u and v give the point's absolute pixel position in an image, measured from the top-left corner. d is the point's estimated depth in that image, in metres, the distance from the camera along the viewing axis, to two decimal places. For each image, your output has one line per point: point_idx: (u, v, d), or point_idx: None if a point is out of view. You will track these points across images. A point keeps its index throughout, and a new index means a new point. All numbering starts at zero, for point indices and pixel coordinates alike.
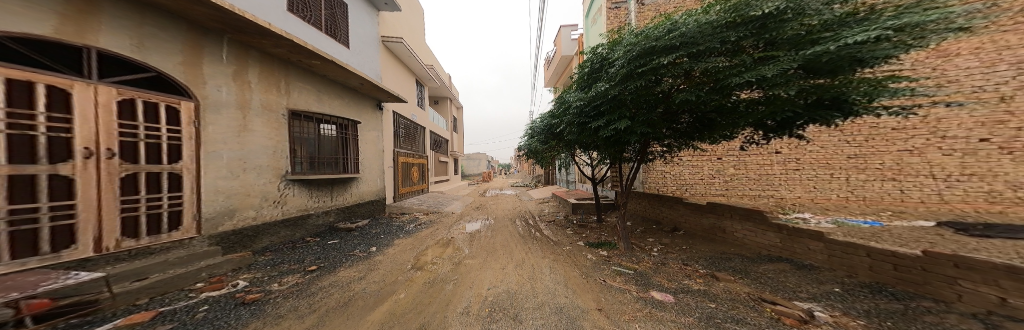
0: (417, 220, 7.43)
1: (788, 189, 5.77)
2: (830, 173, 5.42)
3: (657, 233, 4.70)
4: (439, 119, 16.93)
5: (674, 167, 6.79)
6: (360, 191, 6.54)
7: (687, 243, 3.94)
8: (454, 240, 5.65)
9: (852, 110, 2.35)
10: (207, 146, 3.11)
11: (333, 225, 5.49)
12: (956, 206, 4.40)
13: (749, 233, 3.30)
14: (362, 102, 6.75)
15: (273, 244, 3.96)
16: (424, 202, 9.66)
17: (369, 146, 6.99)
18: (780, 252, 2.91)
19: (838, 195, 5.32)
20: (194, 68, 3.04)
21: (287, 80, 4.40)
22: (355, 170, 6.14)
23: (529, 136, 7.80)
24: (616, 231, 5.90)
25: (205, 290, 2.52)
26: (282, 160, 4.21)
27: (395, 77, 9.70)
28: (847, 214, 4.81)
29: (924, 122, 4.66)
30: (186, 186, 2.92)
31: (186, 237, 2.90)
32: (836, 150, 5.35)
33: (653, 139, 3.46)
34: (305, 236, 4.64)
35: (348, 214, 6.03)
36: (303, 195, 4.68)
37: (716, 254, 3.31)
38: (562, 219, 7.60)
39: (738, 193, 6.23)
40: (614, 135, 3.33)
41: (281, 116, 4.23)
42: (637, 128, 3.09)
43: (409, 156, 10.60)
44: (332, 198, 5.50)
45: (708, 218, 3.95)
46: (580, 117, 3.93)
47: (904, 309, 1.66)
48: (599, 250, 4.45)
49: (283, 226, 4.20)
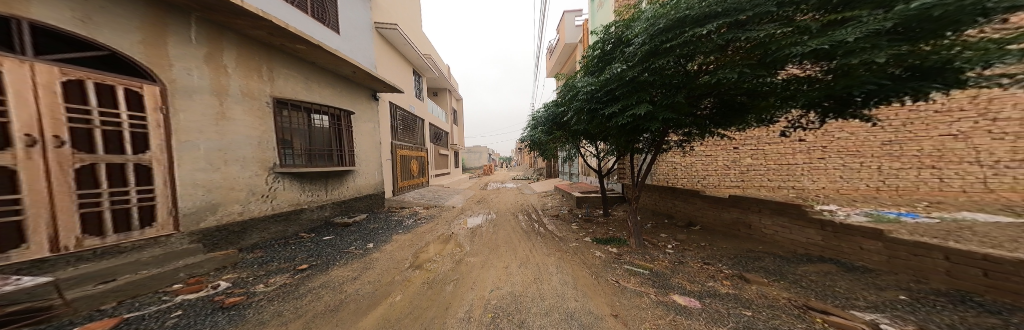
0: (417, 215, 7.24)
1: (811, 179, 5.36)
2: (860, 162, 4.98)
3: (670, 228, 4.41)
4: (438, 111, 16.61)
5: (687, 158, 6.40)
6: (356, 183, 6.35)
7: (706, 238, 3.65)
8: (455, 236, 5.42)
9: (960, 80, 1.80)
10: (180, 134, 2.87)
11: (328, 221, 5.31)
12: (1003, 195, 4.03)
13: (782, 229, 3.02)
14: (356, 93, 6.49)
15: (262, 241, 3.76)
16: (424, 196, 9.47)
17: (365, 138, 6.77)
18: (826, 250, 2.61)
19: (867, 185, 4.92)
20: (156, 48, 2.76)
21: (269, 66, 4.12)
22: (349, 163, 5.93)
23: (532, 127, 7.48)
24: (624, 225, 5.63)
25: (181, 293, 2.29)
26: (270, 152, 3.96)
27: (391, 67, 9.39)
28: (878, 205, 4.42)
29: (974, 103, 4.24)
30: (157, 179, 2.69)
31: (162, 234, 2.71)
32: (869, 137, 4.89)
33: (673, 127, 3.11)
34: (298, 232, 4.46)
35: (343, 209, 5.85)
36: (295, 189, 4.50)
37: (738, 253, 3.02)
38: (566, 214, 7.33)
39: (755, 184, 5.81)
40: (631, 122, 2.98)
41: (265, 105, 3.99)
42: (658, 114, 2.73)
43: (407, 149, 10.34)
44: (325, 191, 5.25)
45: (731, 212, 3.63)
46: (591, 104, 3.58)
47: (1005, 326, 1.34)
48: (608, 247, 4.18)
49: (274, 221, 4.00)
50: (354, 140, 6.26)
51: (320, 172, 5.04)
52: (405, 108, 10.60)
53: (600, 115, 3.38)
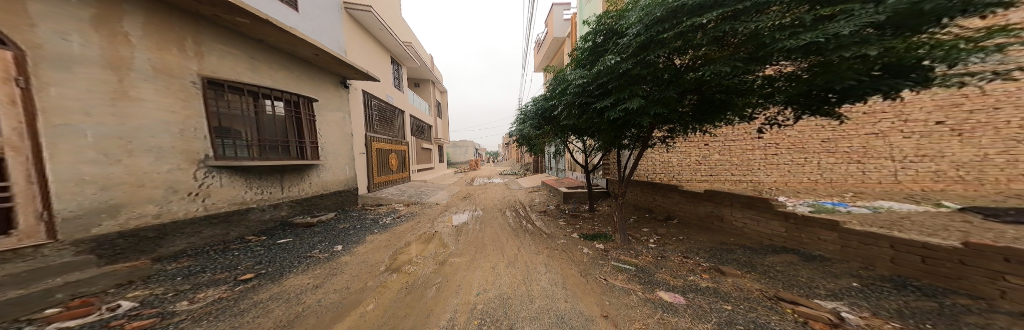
0: (395, 213, 6.73)
1: (766, 174, 5.89)
2: (805, 158, 5.57)
3: (652, 223, 4.59)
4: (421, 102, 15.73)
5: (664, 155, 6.70)
6: (320, 178, 5.71)
7: (686, 231, 3.89)
8: (439, 235, 5.13)
9: (926, 77, 1.98)
10: (51, 116, 2.40)
11: (282, 223, 4.73)
12: (908, 185, 4.88)
13: (750, 221, 3.30)
14: (320, 77, 5.79)
15: (195, 247, 3.45)
16: (404, 192, 8.90)
17: (332, 129, 6.10)
18: (786, 241, 2.90)
19: (808, 178, 5.55)
20: (7, 3, 2.25)
21: (194, 38, 3.61)
22: (313, 156, 5.44)
23: (520, 121, 7.34)
24: (609, 220, 5.78)
25: (56, 320, 1.83)
26: (199, 142, 3.60)
27: (366, 53, 8.61)
28: (815, 196, 4.99)
29: (893, 106, 4.99)
30: (16, 174, 2.24)
31: (28, 243, 2.27)
32: (812, 135, 5.49)
33: (660, 123, 3.19)
34: (244, 235, 4.06)
35: (304, 208, 5.24)
36: (236, 185, 4.01)
37: (714, 246, 3.22)
38: (553, 209, 7.36)
39: (720, 178, 6.29)
40: (622, 117, 3.00)
41: (192, 85, 3.58)
42: (648, 109, 2.78)
43: (386, 142, 9.65)
44: (279, 187, 4.73)
45: (706, 206, 3.92)
46: (582, 97, 3.55)
47: (939, 308, 1.54)
48: (594, 243, 4.24)
49: (208, 224, 3.63)
50: (317, 130, 5.62)
51: (270, 166, 4.51)
52: (383, 99, 9.82)
53: (592, 108, 3.40)
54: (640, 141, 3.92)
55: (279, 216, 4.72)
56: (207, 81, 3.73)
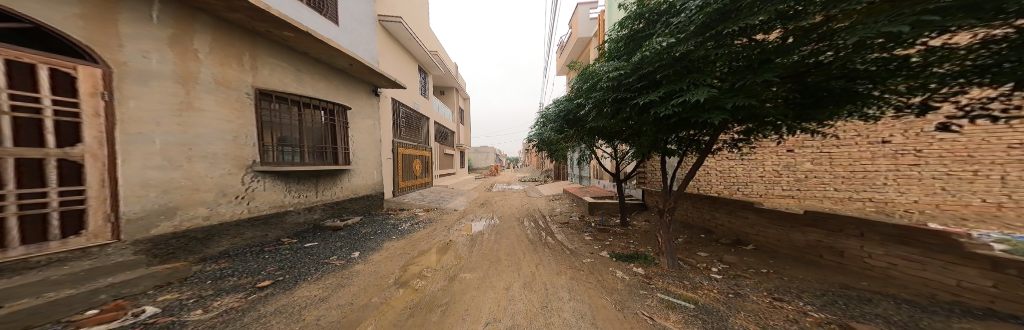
0: (415, 218, 6.73)
1: (898, 191, 4.28)
2: (972, 169, 3.81)
3: (711, 247, 3.61)
4: (445, 109, 16.34)
5: (726, 164, 5.79)
6: (350, 182, 5.97)
7: (778, 262, 2.87)
8: (453, 245, 4.83)
9: None
10: (127, 127, 2.62)
11: (313, 226, 4.94)
12: None
13: (902, 264, 2.24)
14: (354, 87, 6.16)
15: (235, 249, 3.56)
16: (426, 197, 9.01)
17: (363, 136, 6.41)
18: (997, 301, 1.74)
19: (982, 200, 3.73)
20: (104, 26, 2.54)
21: (253, 54, 3.95)
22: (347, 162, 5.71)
23: (540, 124, 6.79)
24: (646, 238, 4.84)
25: (87, 324, 1.77)
26: (248, 149, 3.83)
27: (396, 62, 9.17)
28: (1001, 227, 3.38)
29: None
30: (91, 179, 2.41)
31: (94, 243, 2.42)
32: (983, 137, 3.75)
33: (732, 122, 2.39)
34: (280, 237, 4.23)
35: (332, 212, 5.48)
36: (278, 189, 4.26)
37: (831, 289, 2.21)
38: (577, 221, 6.58)
39: (815, 195, 4.97)
40: (681, 113, 2.26)
41: (248, 97, 3.88)
42: (723, 102, 2.01)
43: (410, 148, 9.96)
44: (315, 191, 4.98)
45: (808, 233, 2.91)
46: (617, 93, 2.86)
47: None
48: (631, 266, 3.45)
49: (250, 225, 3.80)
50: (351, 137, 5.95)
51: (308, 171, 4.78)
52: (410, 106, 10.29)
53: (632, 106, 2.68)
54: (697, 145, 3.11)
55: (313, 218, 4.98)
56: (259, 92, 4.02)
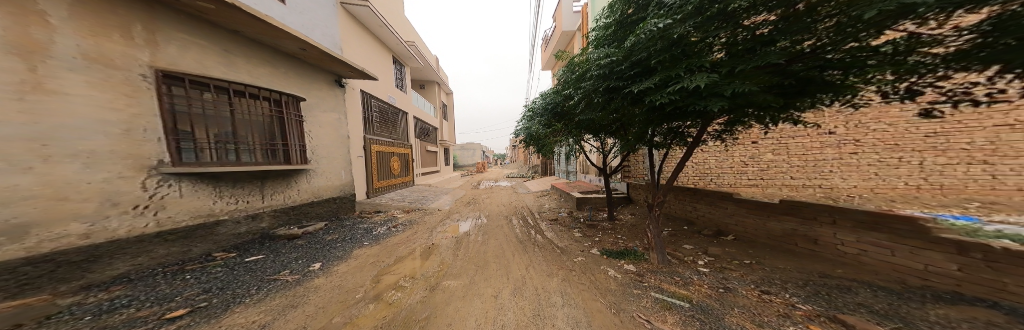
0: (393, 221, 7.35)
1: (842, 177, 5.01)
2: (897, 156, 4.58)
3: (693, 237, 3.92)
4: (421, 100, 15.88)
5: (699, 156, 6.31)
6: (297, 185, 5.95)
7: (756, 251, 3.17)
8: (437, 248, 5.25)
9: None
10: None
11: (257, 237, 4.78)
12: None
13: (871, 248, 2.57)
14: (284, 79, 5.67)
15: (143, 268, 3.14)
16: (407, 198, 9.73)
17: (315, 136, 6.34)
18: (963, 284, 2.02)
19: (906, 183, 4.50)
20: None
21: (146, 27, 3.38)
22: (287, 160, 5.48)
23: (527, 118, 6.86)
24: (635, 232, 5.17)
25: None
26: (146, 144, 3.26)
27: (363, 51, 8.60)
28: (922, 206, 3.99)
29: None
30: None
31: None
32: (905, 126, 4.50)
33: (721, 113, 2.40)
34: (211, 251, 3.97)
35: (277, 220, 5.42)
36: (200, 196, 3.87)
37: (797, 278, 2.35)
38: (565, 217, 6.99)
39: (778, 183, 5.57)
40: (677, 102, 2.22)
41: (144, 81, 3.30)
42: (721, 88, 1.97)
43: (381, 144, 10.18)
44: (252, 192, 4.73)
45: (782, 221, 3.31)
46: (610, 81, 2.81)
47: None
48: (622, 264, 3.65)
49: (158, 241, 3.33)
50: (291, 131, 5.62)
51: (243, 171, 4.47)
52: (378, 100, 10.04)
53: (627, 95, 2.65)
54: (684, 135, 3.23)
55: (258, 227, 4.95)
56: (160, 74, 3.45)
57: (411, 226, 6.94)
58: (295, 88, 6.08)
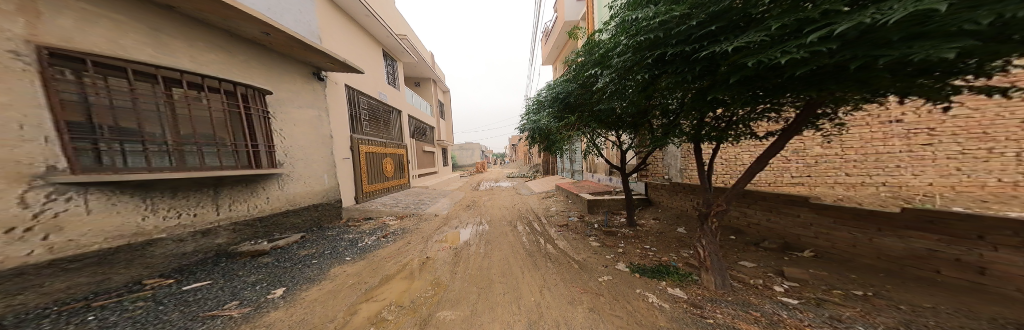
0: (383, 230, 6.54)
1: (915, 173, 5.15)
2: (995, 145, 4.60)
3: (753, 252, 3.48)
4: (418, 99, 15.29)
5: (732, 150, 6.04)
6: (266, 193, 5.10)
7: (861, 275, 2.63)
8: (430, 263, 4.51)
9: None
10: None
11: (206, 256, 4.05)
12: None
13: None
14: (244, 71, 5.01)
15: (29, 308, 2.47)
16: (401, 203, 8.96)
17: (285, 133, 5.65)
18: None
19: (1006, 178, 4.51)
20: None
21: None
22: (253, 165, 4.90)
23: (537, 111, 6.64)
24: (665, 242, 4.73)
25: None
26: (25, 146, 2.63)
27: (337, 42, 8.00)
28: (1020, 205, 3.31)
29: None
30: None
31: None
32: (1007, 113, 4.56)
33: (865, 90, 1.78)
34: (139, 279, 3.27)
35: (240, 236, 4.58)
36: (110, 211, 3.13)
37: None
38: (576, 222, 6.66)
39: (830, 180, 5.80)
40: (820, 57, 1.61)
41: (23, 64, 2.68)
42: (923, 25, 1.32)
43: (373, 145, 9.53)
44: (202, 202, 4.09)
45: (908, 240, 2.84)
46: (668, 47, 2.37)
47: None
48: (665, 287, 3.09)
49: (52, 273, 2.63)
50: (261, 129, 5.10)
51: (182, 181, 3.86)
52: (364, 96, 9.46)
53: (706, 59, 2.19)
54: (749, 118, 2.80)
55: (211, 244, 4.15)
56: (47, 53, 2.80)
57: (405, 235, 6.16)
58: (256, 79, 5.23)
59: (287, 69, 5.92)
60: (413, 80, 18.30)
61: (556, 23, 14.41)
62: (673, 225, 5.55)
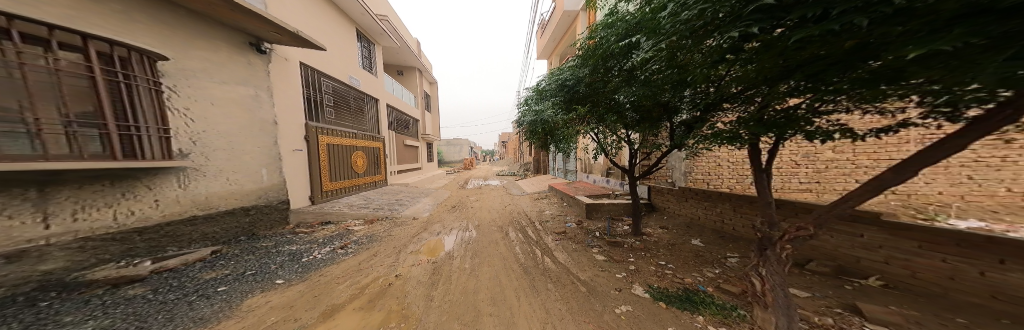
0: (345, 238, 5.32)
1: (926, 182, 4.44)
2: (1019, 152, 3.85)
3: (804, 278, 2.99)
4: (399, 89, 13.70)
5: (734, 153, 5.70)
6: (152, 194, 4.05)
7: (969, 317, 2.10)
8: (395, 286, 3.50)
9: None
10: None
11: (16, 293, 2.91)
12: None
13: None
14: (110, 21, 3.71)
15: None
16: (371, 204, 7.66)
17: (195, 117, 4.53)
18: None
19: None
20: None
21: None
22: (129, 155, 3.75)
23: (538, 102, 5.84)
24: (682, 258, 4.11)
25: None
26: None
27: (291, 10, 6.54)
28: None
29: None
30: None
31: None
32: None
33: None
34: None
35: (94, 257, 3.50)
36: None
37: None
38: (575, 229, 5.93)
39: (833, 188, 5.04)
40: None
41: None
42: None
43: (337, 135, 8.10)
44: (14, 209, 2.98)
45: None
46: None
47: None
48: (707, 326, 2.38)
49: None
50: (148, 107, 3.95)
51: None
52: (328, 79, 8.01)
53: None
54: (823, 112, 2.09)
55: (32, 272, 3.05)
56: None
57: (372, 245, 5.00)
58: (154, 42, 4.12)
59: (204, 33, 4.71)
60: (394, 67, 16.56)
61: (554, 13, 13.49)
62: (686, 236, 5.01)
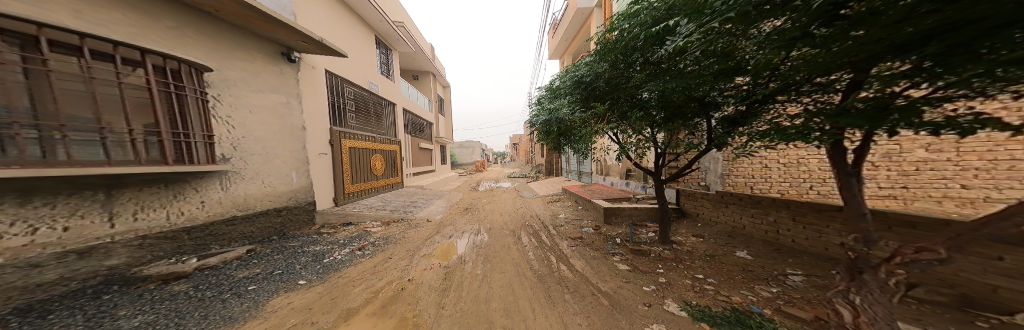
0: (362, 239, 5.43)
1: None
2: None
3: (912, 310, 2.36)
4: (414, 93, 13.98)
5: (787, 153, 4.68)
6: (199, 195, 4.35)
7: None
8: (407, 291, 3.37)
9: None
10: None
11: (85, 286, 3.20)
12: None
13: None
14: (164, 37, 4.05)
15: None
16: (388, 206, 7.82)
17: (234, 123, 4.82)
18: None
19: None
20: None
21: None
22: (179, 160, 4.04)
23: (553, 100, 5.52)
24: (728, 271, 3.53)
25: None
26: None
27: (316, 21, 6.89)
28: None
29: None
30: None
31: None
32: None
33: None
34: None
35: (150, 254, 3.80)
36: None
37: None
38: (593, 235, 5.48)
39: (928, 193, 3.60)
40: None
41: None
42: None
43: (357, 139, 8.38)
44: (85, 210, 3.28)
45: None
46: None
47: None
48: None
49: None
50: (194, 115, 4.24)
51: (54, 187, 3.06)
52: (350, 85, 8.34)
53: None
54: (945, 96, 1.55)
55: (98, 267, 3.35)
56: None
57: (387, 247, 5.00)
58: (198, 54, 4.43)
59: (242, 45, 5.02)
60: (410, 72, 17.05)
61: (567, 10, 13.10)
62: (729, 246, 4.36)
